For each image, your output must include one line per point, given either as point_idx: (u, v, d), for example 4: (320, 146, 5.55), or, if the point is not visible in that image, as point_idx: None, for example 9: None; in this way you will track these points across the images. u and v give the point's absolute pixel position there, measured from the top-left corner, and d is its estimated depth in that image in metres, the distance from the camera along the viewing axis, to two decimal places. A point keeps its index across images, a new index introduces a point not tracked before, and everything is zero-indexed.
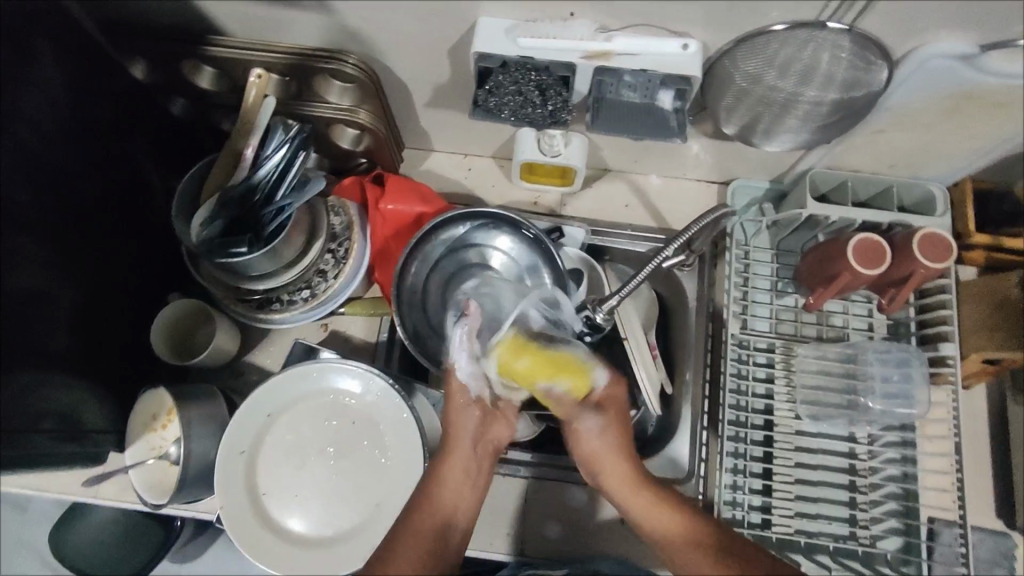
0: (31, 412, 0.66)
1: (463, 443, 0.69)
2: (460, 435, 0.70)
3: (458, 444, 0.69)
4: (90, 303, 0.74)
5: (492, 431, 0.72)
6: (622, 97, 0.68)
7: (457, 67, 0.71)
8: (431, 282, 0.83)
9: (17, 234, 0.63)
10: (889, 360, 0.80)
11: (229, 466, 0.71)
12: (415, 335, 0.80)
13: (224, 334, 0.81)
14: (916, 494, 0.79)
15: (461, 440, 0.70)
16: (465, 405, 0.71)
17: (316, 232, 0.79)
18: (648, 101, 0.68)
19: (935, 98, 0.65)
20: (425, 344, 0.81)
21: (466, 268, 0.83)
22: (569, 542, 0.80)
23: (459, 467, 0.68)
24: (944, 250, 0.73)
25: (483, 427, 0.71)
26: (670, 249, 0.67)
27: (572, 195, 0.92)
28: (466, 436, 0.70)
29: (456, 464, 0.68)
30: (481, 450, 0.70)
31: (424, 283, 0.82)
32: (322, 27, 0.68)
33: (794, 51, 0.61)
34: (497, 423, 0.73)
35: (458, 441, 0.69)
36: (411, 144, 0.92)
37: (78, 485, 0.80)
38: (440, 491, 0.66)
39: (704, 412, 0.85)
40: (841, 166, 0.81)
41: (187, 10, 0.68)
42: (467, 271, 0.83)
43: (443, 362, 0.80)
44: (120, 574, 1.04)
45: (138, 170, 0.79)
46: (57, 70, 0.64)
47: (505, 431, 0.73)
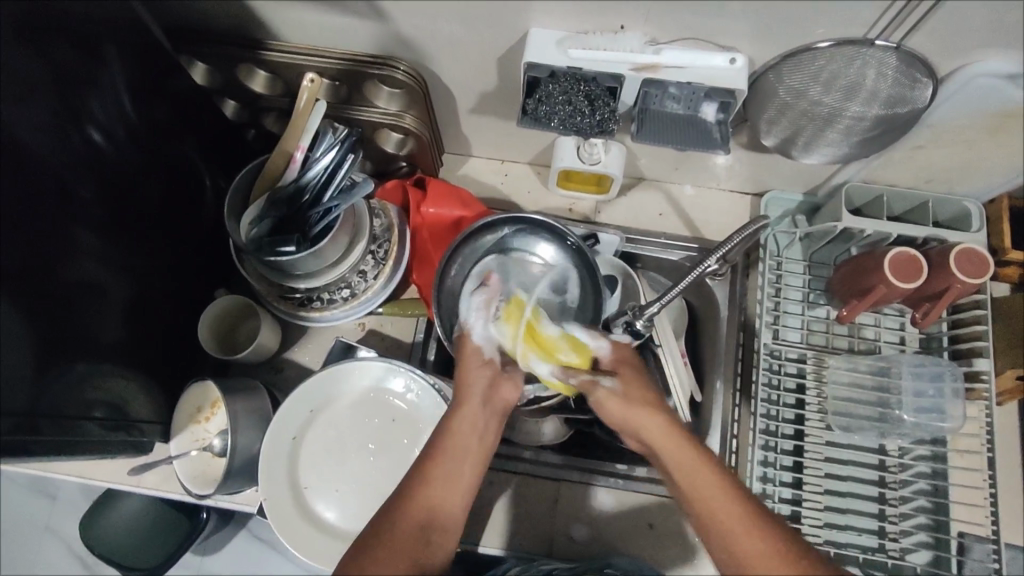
0: (85, 400, 0.69)
1: (472, 401, 0.63)
2: (471, 397, 0.64)
3: (468, 408, 0.63)
4: (140, 297, 0.76)
5: (504, 392, 0.67)
6: (666, 108, 0.69)
7: (504, 75, 0.73)
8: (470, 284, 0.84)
9: (76, 227, 0.66)
10: (923, 374, 0.80)
11: (272, 460, 0.73)
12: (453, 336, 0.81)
13: (267, 331, 0.83)
14: (946, 508, 0.79)
15: (472, 400, 0.63)
16: (478, 361, 0.67)
17: (358, 233, 0.80)
18: (691, 113, 0.69)
19: (978, 116, 0.66)
20: None
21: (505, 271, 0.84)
22: (598, 545, 0.81)
23: (465, 430, 0.61)
24: (980, 266, 0.74)
25: (492, 388, 0.66)
26: (712, 260, 0.68)
27: (606, 203, 0.93)
28: (475, 398, 0.63)
29: (464, 426, 0.61)
30: (491, 409, 0.64)
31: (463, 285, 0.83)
32: (375, 34, 0.70)
33: (840, 67, 0.62)
34: (508, 384, 0.67)
35: (469, 402, 0.63)
36: (449, 149, 0.94)
37: (121, 473, 0.82)
38: (433, 472, 0.57)
39: (735, 420, 0.86)
40: (877, 181, 0.82)
41: (246, 15, 0.70)
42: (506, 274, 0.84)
43: None
44: (150, 562, 1.05)
45: (188, 169, 0.82)
46: (121, 71, 0.67)
47: (516, 391, 0.67)
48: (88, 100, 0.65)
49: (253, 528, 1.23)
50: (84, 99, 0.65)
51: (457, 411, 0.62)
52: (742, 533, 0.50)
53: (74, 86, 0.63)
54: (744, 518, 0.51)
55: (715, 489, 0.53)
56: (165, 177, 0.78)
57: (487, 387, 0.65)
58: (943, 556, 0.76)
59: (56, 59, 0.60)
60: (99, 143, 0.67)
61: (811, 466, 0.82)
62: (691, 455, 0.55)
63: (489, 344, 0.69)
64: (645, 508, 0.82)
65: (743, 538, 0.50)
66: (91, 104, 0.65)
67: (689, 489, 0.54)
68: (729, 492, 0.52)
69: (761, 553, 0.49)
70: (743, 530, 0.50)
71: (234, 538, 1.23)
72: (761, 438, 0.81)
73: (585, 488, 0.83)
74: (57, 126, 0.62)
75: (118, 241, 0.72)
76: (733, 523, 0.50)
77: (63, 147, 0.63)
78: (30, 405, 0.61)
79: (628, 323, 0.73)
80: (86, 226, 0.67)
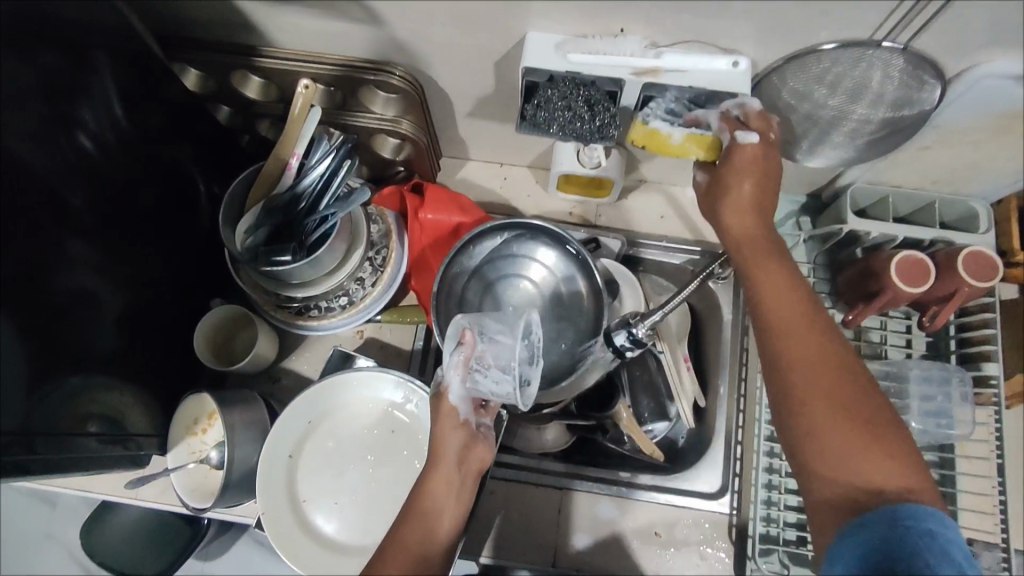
0: (80, 414, 0.68)
1: (447, 460, 0.63)
2: (446, 471, 0.63)
3: (443, 479, 0.62)
4: (134, 308, 0.75)
5: (476, 455, 0.65)
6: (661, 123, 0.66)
7: (502, 79, 0.72)
8: (468, 291, 0.83)
9: (67, 236, 0.65)
10: (930, 377, 0.78)
11: (271, 473, 0.72)
12: None
13: (264, 340, 0.82)
14: (955, 515, 0.78)
15: (448, 473, 0.63)
16: (456, 421, 0.65)
17: (356, 240, 0.79)
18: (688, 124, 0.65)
19: (985, 117, 0.65)
20: None
21: (504, 278, 0.83)
22: (602, 555, 0.80)
23: (440, 503, 0.61)
24: (989, 269, 0.72)
25: (466, 446, 0.65)
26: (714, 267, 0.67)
27: (607, 206, 0.92)
28: (450, 455, 0.64)
29: (439, 502, 0.61)
30: (466, 476, 0.64)
31: (461, 292, 0.83)
32: (370, 39, 0.68)
33: (845, 68, 0.61)
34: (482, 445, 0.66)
35: (444, 471, 0.63)
36: (447, 153, 0.93)
37: (118, 485, 0.81)
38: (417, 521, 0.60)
39: (739, 426, 0.84)
40: (882, 181, 0.80)
41: (237, 21, 0.69)
42: (505, 281, 0.83)
43: None
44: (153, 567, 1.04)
45: (182, 177, 0.81)
46: (112, 79, 0.66)
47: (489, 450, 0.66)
48: (77, 109, 0.64)
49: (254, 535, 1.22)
50: (73, 108, 0.63)
51: (432, 480, 0.62)
52: (841, 432, 0.51)
53: (63, 96, 0.62)
54: (844, 421, 0.51)
55: (815, 369, 0.53)
56: (159, 186, 0.77)
57: (462, 452, 0.64)
58: None
59: (45, 68, 0.59)
60: (89, 153, 0.66)
61: None
62: (809, 342, 0.55)
63: (466, 404, 0.66)
64: (649, 517, 0.81)
65: (820, 374, 0.53)
66: (81, 113, 0.64)
67: (792, 378, 0.54)
68: (822, 346, 0.55)
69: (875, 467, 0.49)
70: (826, 403, 0.52)
71: (236, 544, 1.23)
72: (766, 445, 0.81)
73: (589, 497, 0.82)
74: (46, 136, 0.61)
75: (111, 252, 0.71)
76: (830, 407, 0.52)
77: (52, 157, 0.62)
78: (22, 422, 0.60)
79: (629, 331, 0.70)
80: (78, 237, 0.66)
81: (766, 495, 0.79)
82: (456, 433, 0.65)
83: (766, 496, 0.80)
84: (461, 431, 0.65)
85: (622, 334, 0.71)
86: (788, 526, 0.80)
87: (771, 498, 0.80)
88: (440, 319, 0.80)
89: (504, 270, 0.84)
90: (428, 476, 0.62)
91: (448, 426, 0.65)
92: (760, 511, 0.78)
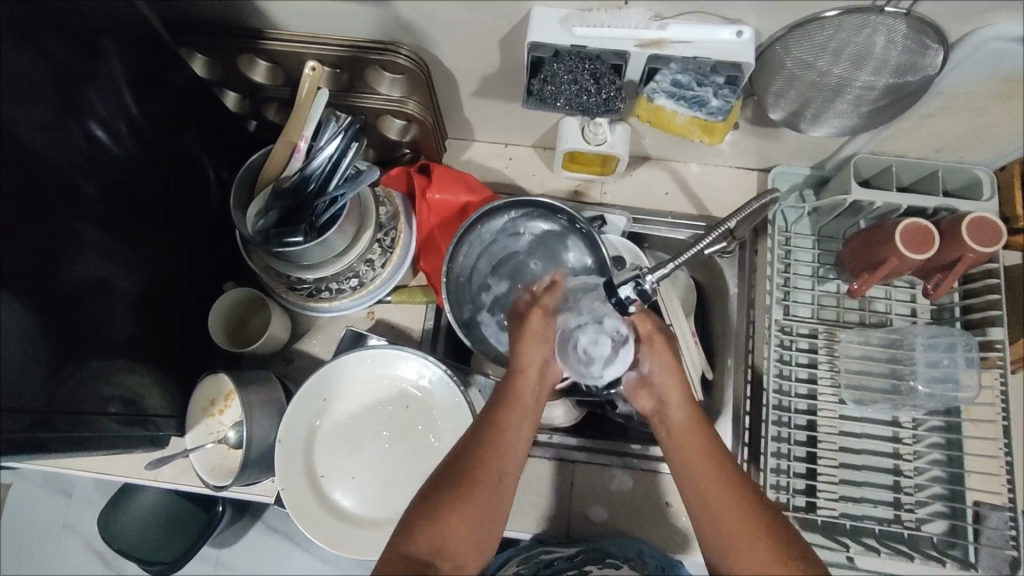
0: (99, 397, 0.69)
1: (531, 374, 0.67)
2: (517, 430, 0.63)
3: (522, 409, 0.65)
4: (149, 294, 0.77)
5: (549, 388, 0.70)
6: (668, 105, 0.69)
7: (506, 56, 0.72)
8: (476, 270, 0.84)
9: (80, 222, 0.65)
10: (937, 345, 0.79)
11: (290, 450, 0.74)
12: (462, 320, 0.82)
13: (277, 322, 0.83)
14: (962, 477, 0.80)
15: (517, 438, 0.63)
16: (538, 343, 0.69)
17: (365, 222, 0.80)
18: (694, 105, 0.68)
19: (988, 82, 0.65)
20: (472, 329, 0.82)
21: (510, 257, 0.85)
22: (615, 526, 0.82)
23: (512, 430, 0.63)
24: (992, 235, 0.73)
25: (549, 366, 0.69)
26: (730, 223, 0.67)
27: (612, 183, 0.93)
28: (533, 368, 0.68)
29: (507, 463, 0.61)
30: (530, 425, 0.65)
31: (470, 270, 0.84)
32: (375, 19, 0.69)
33: (848, 35, 0.61)
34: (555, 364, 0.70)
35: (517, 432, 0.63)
36: (453, 133, 0.93)
37: (139, 467, 0.83)
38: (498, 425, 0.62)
39: (748, 397, 0.85)
40: (886, 152, 0.81)
41: (244, 5, 0.69)
42: (512, 261, 0.85)
43: (485, 345, 0.81)
44: (165, 557, 1.06)
45: (192, 162, 0.81)
46: (121, 65, 0.66)
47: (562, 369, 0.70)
48: (87, 96, 0.64)
49: (269, 521, 1.24)
50: (83, 94, 0.64)
51: (499, 439, 0.61)
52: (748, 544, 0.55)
53: (73, 83, 0.62)
54: (741, 514, 0.56)
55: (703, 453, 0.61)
56: (169, 173, 0.78)
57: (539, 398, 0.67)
58: (958, 525, 0.77)
59: (56, 56, 0.60)
60: (104, 143, 0.67)
61: (824, 441, 0.82)
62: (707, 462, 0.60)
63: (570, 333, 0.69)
64: (661, 487, 0.82)
65: (728, 505, 0.57)
66: (91, 99, 0.65)
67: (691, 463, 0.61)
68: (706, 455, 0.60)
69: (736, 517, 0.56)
70: (735, 514, 0.56)
71: (251, 530, 1.24)
72: (775, 414, 0.81)
73: (599, 468, 0.84)
74: (57, 121, 0.62)
75: (125, 238, 0.72)
76: (729, 512, 0.57)
77: (64, 145, 0.63)
78: (44, 402, 0.62)
79: (637, 283, 0.63)
80: (90, 223, 0.67)
81: (776, 463, 0.80)
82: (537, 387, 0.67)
83: (775, 464, 0.80)
84: (541, 355, 0.69)
85: (628, 286, 0.63)
86: (796, 493, 0.81)
87: (780, 466, 0.81)
88: (451, 298, 0.81)
89: (513, 245, 0.85)
90: (495, 431, 0.62)
91: (528, 383, 0.67)
92: (770, 479, 0.79)
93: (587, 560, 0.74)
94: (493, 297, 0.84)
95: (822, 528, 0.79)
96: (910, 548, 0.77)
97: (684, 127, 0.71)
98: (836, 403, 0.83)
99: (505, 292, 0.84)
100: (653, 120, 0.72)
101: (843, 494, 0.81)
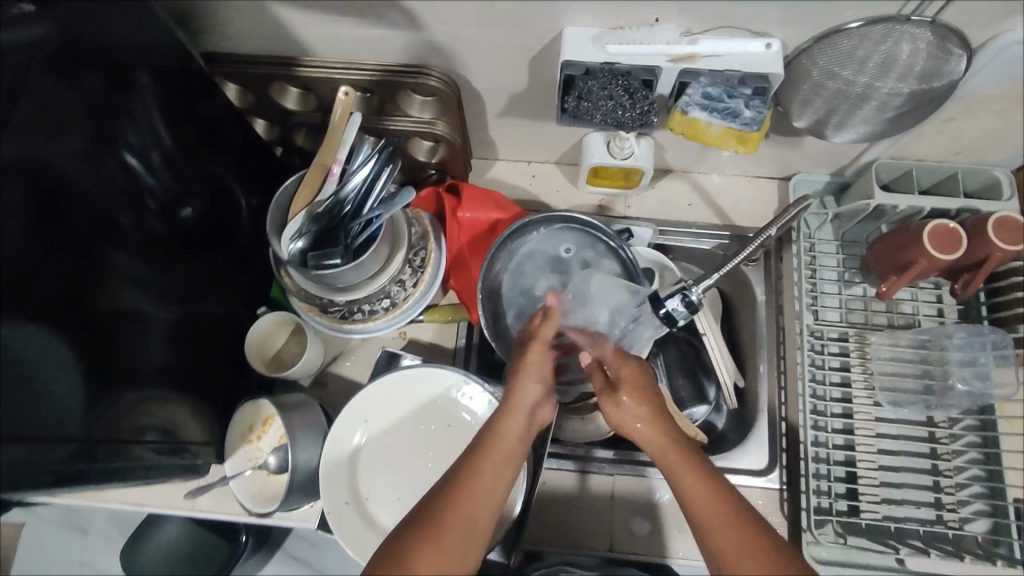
0: (136, 425, 0.69)
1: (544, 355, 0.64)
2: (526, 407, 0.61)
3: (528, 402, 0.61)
4: (183, 322, 0.77)
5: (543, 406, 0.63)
6: (703, 117, 0.70)
7: (536, 75, 0.74)
8: (529, 249, 0.84)
9: (112, 250, 0.65)
10: (968, 344, 0.80)
11: (336, 471, 0.74)
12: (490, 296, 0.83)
13: (311, 347, 0.82)
14: (1001, 475, 0.79)
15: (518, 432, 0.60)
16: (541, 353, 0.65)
17: (396, 243, 0.80)
18: (731, 117, 0.69)
19: (1007, 85, 0.67)
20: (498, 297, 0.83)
21: (579, 246, 0.84)
22: (655, 539, 0.81)
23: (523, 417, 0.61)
24: (1018, 233, 0.75)
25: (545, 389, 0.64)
26: (772, 231, 0.68)
27: (635, 196, 0.94)
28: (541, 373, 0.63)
29: (506, 452, 0.59)
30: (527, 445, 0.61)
31: (516, 251, 0.84)
32: (408, 44, 0.71)
33: (873, 44, 0.63)
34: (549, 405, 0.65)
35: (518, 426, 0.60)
36: (477, 153, 0.95)
37: (177, 498, 0.82)
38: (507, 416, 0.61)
39: (782, 403, 0.85)
40: (906, 156, 0.83)
41: (278, 33, 0.71)
42: (579, 250, 0.84)
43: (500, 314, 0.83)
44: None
45: (223, 189, 0.82)
46: (155, 98, 0.67)
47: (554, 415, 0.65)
48: (121, 130, 0.65)
49: (291, 550, 1.22)
50: (119, 128, 0.65)
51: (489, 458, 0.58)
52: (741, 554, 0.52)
53: (110, 117, 0.63)
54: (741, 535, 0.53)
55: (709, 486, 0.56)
56: (201, 202, 0.78)
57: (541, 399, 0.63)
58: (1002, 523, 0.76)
59: (93, 91, 0.60)
60: (135, 171, 0.68)
61: (861, 443, 0.83)
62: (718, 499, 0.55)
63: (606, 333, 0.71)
64: None
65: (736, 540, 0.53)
66: (125, 132, 0.66)
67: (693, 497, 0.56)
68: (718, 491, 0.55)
69: (739, 549, 0.52)
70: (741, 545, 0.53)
71: (275, 560, 1.23)
72: (812, 419, 0.82)
73: (637, 480, 0.84)
74: (95, 153, 0.63)
75: (157, 265, 0.72)
76: (729, 531, 0.53)
77: (98, 174, 0.63)
78: (83, 431, 0.62)
79: (684, 296, 0.64)
80: (123, 252, 0.67)
81: (816, 469, 0.80)
82: (529, 408, 0.61)
83: (815, 468, 0.80)
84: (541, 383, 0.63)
85: (676, 297, 0.64)
86: (838, 497, 0.81)
87: (821, 471, 0.81)
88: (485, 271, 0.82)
89: (588, 242, 0.84)
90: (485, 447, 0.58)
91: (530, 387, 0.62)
92: (812, 485, 0.79)
93: None
94: (555, 259, 0.84)
95: (866, 531, 0.79)
96: (956, 548, 0.77)
97: (716, 140, 0.72)
98: (870, 405, 0.84)
99: (569, 261, 0.84)
100: (688, 136, 0.73)
101: (884, 496, 0.81)
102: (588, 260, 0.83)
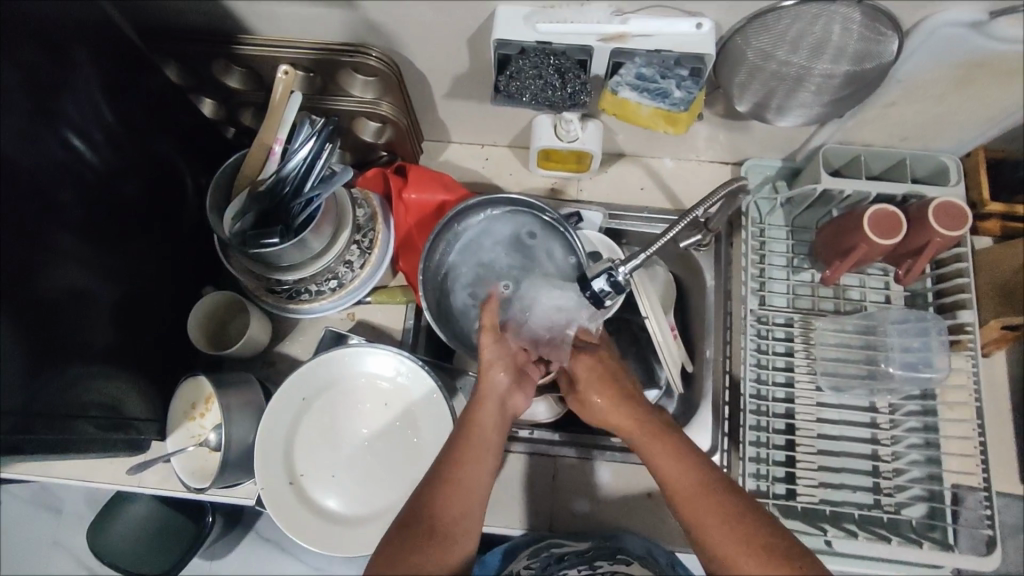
0: (77, 402, 0.69)
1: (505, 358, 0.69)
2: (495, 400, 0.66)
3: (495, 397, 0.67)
4: (127, 300, 0.77)
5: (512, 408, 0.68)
6: (631, 96, 0.70)
7: (476, 55, 0.74)
8: (480, 227, 0.85)
9: (53, 228, 0.66)
10: (908, 330, 0.81)
11: (269, 448, 0.74)
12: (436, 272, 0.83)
13: (256, 324, 0.83)
14: (939, 459, 0.80)
15: (491, 429, 0.64)
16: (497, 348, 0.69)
17: (342, 222, 0.80)
18: (660, 96, 0.69)
19: (944, 69, 0.67)
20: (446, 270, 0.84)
21: (533, 231, 0.84)
22: (596, 520, 0.82)
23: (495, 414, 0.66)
24: (958, 218, 0.74)
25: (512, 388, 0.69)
26: (697, 212, 0.68)
27: (587, 180, 0.94)
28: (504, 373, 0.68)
29: (483, 448, 0.63)
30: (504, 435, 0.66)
31: (467, 227, 0.84)
32: (345, 22, 0.70)
33: (805, 25, 0.63)
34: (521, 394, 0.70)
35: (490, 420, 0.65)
36: (430, 135, 0.94)
37: (122, 474, 0.83)
38: (479, 412, 0.65)
39: (726, 387, 0.86)
40: (853, 141, 0.82)
41: (215, 10, 0.71)
42: (533, 235, 0.84)
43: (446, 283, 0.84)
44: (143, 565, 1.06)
45: (169, 168, 0.82)
46: (95, 75, 0.67)
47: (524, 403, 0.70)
48: (61, 104, 0.65)
49: (261, 530, 1.24)
50: (58, 103, 0.64)
51: (469, 450, 0.62)
52: (723, 526, 0.55)
53: (47, 92, 0.63)
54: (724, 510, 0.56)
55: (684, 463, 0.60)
56: (145, 180, 0.78)
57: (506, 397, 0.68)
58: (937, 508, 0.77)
59: (26, 65, 0.60)
60: (79, 151, 0.68)
61: (802, 428, 0.83)
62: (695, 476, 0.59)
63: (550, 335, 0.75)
64: (644, 479, 0.83)
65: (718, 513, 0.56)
66: (65, 107, 0.65)
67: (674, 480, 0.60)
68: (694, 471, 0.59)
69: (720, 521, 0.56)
70: (726, 517, 0.56)
71: (242, 542, 1.24)
72: (753, 403, 0.82)
73: (579, 462, 0.84)
74: (33, 128, 0.62)
75: (101, 242, 0.72)
76: (707, 505, 0.57)
77: (36, 151, 0.63)
78: (21, 405, 0.62)
79: (609, 275, 0.68)
80: (63, 230, 0.67)
81: (755, 453, 0.81)
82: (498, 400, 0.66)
83: (754, 452, 0.81)
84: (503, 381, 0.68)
85: (602, 278, 0.68)
86: (776, 480, 0.82)
87: (759, 454, 0.81)
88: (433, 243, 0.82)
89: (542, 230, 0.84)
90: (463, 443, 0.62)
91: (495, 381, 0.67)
92: (750, 468, 0.80)
93: (597, 556, 0.74)
94: (509, 240, 0.85)
95: (802, 515, 0.80)
96: (889, 531, 0.78)
97: (647, 120, 0.72)
98: (813, 390, 0.84)
99: (523, 243, 0.84)
100: (620, 117, 0.73)
101: (821, 480, 0.82)
102: (540, 246, 0.84)
